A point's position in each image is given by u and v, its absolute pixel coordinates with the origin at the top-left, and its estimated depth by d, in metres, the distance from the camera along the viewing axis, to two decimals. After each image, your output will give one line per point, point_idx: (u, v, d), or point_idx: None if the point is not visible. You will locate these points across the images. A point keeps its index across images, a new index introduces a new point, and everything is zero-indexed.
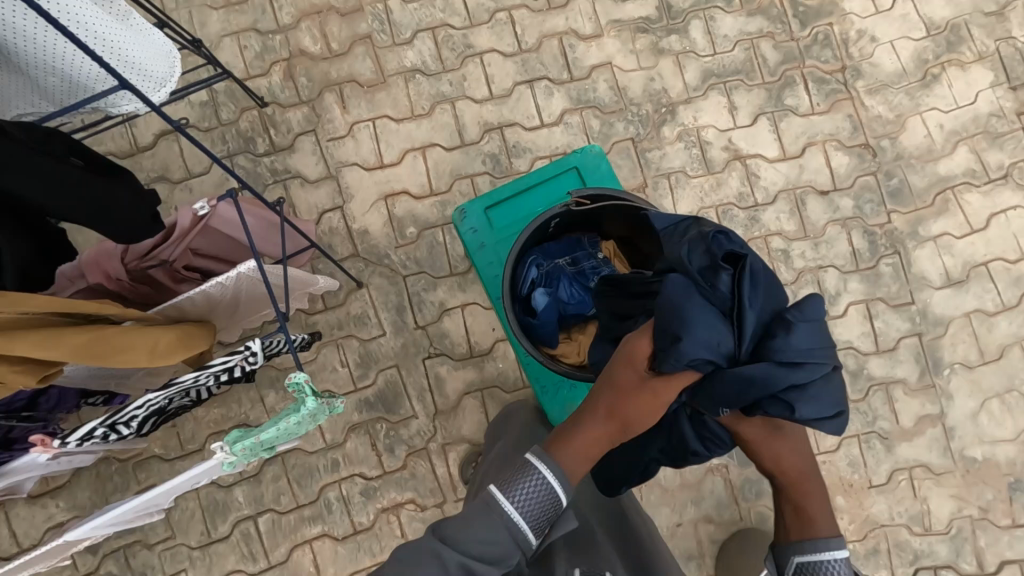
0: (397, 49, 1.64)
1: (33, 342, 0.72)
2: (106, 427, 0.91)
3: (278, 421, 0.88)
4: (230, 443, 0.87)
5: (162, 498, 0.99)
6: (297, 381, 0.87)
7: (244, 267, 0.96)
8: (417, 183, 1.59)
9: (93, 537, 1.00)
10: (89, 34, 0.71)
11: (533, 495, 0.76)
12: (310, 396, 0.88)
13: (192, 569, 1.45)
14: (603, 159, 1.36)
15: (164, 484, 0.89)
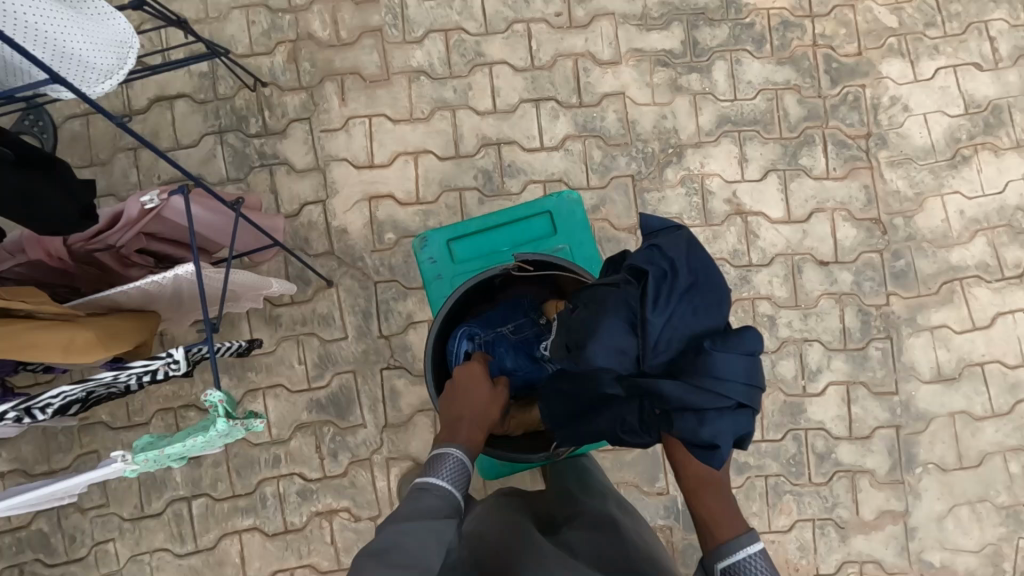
0: (407, 46, 1.58)
1: None
2: (18, 411, 0.89)
3: (189, 437, 0.85)
4: (133, 453, 0.84)
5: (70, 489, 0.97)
6: (211, 400, 0.84)
7: (181, 270, 0.94)
8: (404, 188, 1.55)
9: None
10: (16, 25, 0.66)
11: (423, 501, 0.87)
12: (223, 417, 0.85)
13: (121, 540, 1.45)
14: (578, 207, 1.33)
15: (66, 481, 0.87)
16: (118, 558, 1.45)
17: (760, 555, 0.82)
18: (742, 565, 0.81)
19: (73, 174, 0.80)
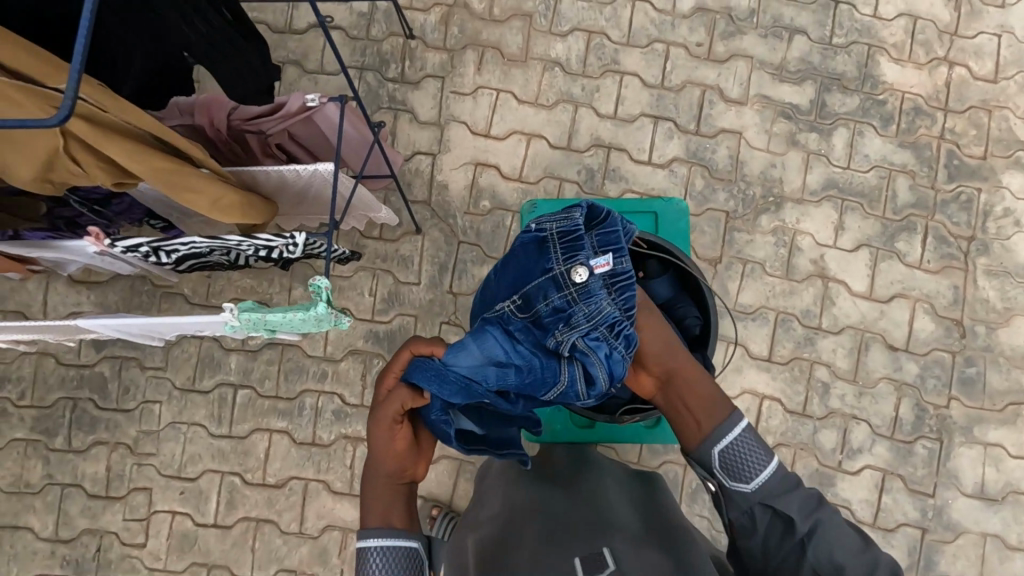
0: (550, 37, 1.67)
1: (121, 148, 0.78)
2: (150, 248, 1.00)
3: (287, 312, 0.93)
4: (240, 310, 0.92)
5: (167, 330, 1.07)
6: (316, 285, 0.92)
7: (322, 167, 1.02)
8: (510, 164, 1.63)
9: (100, 334, 1.09)
10: None
11: (385, 553, 0.90)
12: (322, 303, 0.92)
13: (166, 404, 1.56)
14: (683, 217, 1.53)
15: (173, 319, 0.96)
16: (159, 420, 1.55)
17: (747, 431, 0.92)
18: (735, 445, 0.91)
19: (270, 61, 1.00)
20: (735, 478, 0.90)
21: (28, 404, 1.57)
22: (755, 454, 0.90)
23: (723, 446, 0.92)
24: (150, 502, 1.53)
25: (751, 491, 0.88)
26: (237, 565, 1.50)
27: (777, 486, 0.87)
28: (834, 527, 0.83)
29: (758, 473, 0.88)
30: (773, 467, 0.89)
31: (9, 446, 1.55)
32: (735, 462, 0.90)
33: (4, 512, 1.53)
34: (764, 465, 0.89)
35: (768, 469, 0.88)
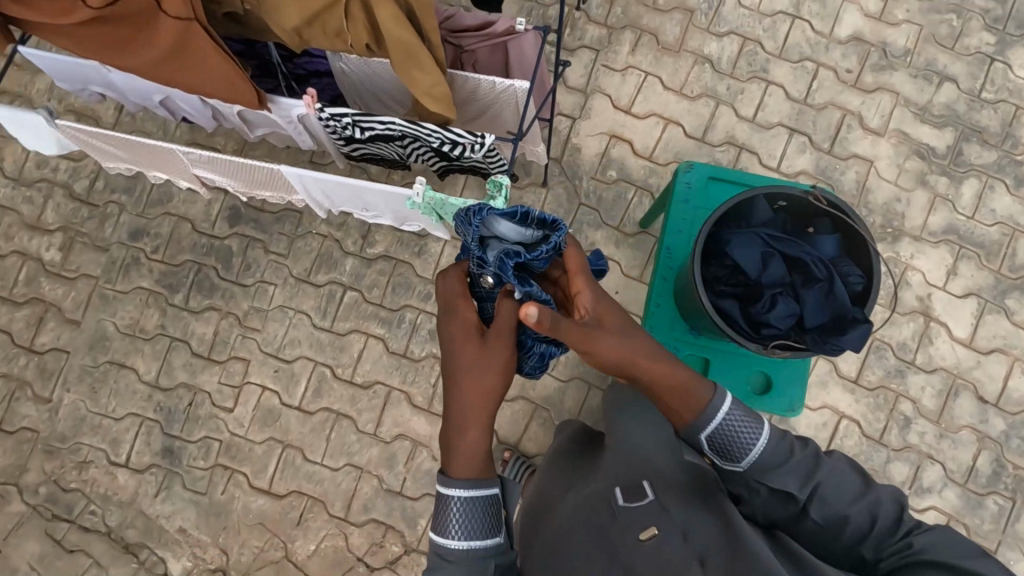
0: (707, 35, 1.74)
1: (389, 13, 0.89)
2: (352, 121, 1.09)
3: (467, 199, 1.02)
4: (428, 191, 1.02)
5: (339, 199, 1.17)
6: (501, 181, 1.01)
7: (517, 83, 1.09)
8: (644, 142, 1.70)
9: (276, 191, 1.20)
10: None
11: (467, 515, 0.84)
12: (501, 199, 1.02)
13: (280, 288, 1.67)
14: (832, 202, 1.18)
15: (365, 185, 1.07)
16: (270, 301, 1.66)
17: (734, 409, 0.92)
18: (725, 425, 0.90)
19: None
20: (730, 457, 0.90)
21: (159, 259, 1.69)
22: (745, 427, 0.89)
23: (715, 431, 0.91)
24: (245, 373, 1.63)
25: (744, 470, 0.88)
26: (311, 449, 1.58)
27: (772, 453, 0.87)
28: (832, 475, 0.83)
29: (751, 448, 0.88)
30: (765, 439, 0.88)
31: (134, 292, 1.68)
32: (729, 441, 0.90)
33: (116, 350, 1.65)
34: (756, 440, 0.88)
35: (761, 444, 0.88)
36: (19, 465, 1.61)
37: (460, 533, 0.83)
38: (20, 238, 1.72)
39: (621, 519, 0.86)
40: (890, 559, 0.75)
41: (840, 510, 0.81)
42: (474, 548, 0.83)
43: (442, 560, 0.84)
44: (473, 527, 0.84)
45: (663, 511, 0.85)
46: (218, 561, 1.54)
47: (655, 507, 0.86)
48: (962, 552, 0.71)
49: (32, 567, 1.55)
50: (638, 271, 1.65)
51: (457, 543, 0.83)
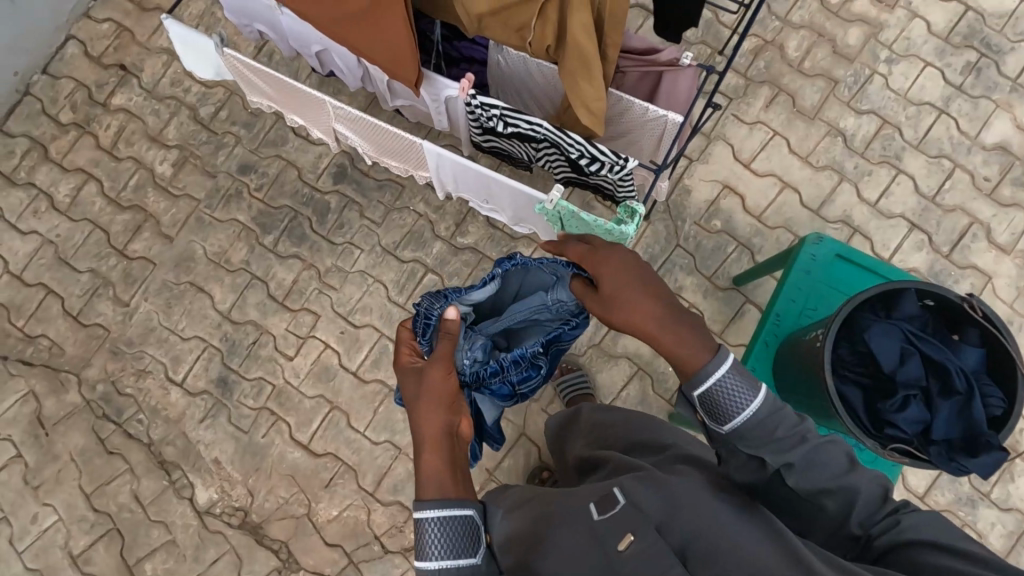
0: (846, 109, 1.69)
1: (582, 21, 0.87)
2: (500, 113, 1.10)
3: (597, 218, 1.01)
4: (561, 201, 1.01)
5: (465, 185, 1.18)
6: (637, 208, 1.00)
7: (672, 115, 1.06)
8: (757, 200, 1.66)
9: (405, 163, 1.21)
10: None
11: (441, 536, 0.74)
12: (632, 225, 1.00)
13: (365, 254, 1.68)
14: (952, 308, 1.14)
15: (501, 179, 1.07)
16: (354, 263, 1.67)
17: (729, 371, 0.77)
18: (716, 389, 0.77)
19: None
20: (715, 420, 0.78)
21: (259, 197, 1.73)
22: (738, 392, 0.77)
23: (705, 391, 0.78)
24: (313, 326, 1.64)
25: (727, 432, 0.78)
26: (357, 417, 1.58)
27: (762, 418, 0.75)
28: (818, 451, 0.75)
29: (739, 413, 0.76)
30: (757, 404, 0.75)
31: (229, 223, 1.72)
32: (717, 403, 0.77)
33: (198, 273, 1.70)
34: (749, 401, 0.76)
35: (753, 406, 0.75)
36: (84, 359, 1.66)
37: (438, 553, 0.73)
38: (138, 146, 1.79)
39: (595, 527, 0.75)
40: (882, 536, 0.71)
41: (818, 484, 0.74)
42: (462, 565, 0.73)
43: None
44: (451, 544, 0.74)
45: (638, 512, 0.75)
46: (243, 501, 1.56)
47: (625, 509, 0.76)
48: (952, 534, 0.69)
49: (72, 458, 1.60)
50: (720, 326, 1.60)
51: (436, 565, 0.72)
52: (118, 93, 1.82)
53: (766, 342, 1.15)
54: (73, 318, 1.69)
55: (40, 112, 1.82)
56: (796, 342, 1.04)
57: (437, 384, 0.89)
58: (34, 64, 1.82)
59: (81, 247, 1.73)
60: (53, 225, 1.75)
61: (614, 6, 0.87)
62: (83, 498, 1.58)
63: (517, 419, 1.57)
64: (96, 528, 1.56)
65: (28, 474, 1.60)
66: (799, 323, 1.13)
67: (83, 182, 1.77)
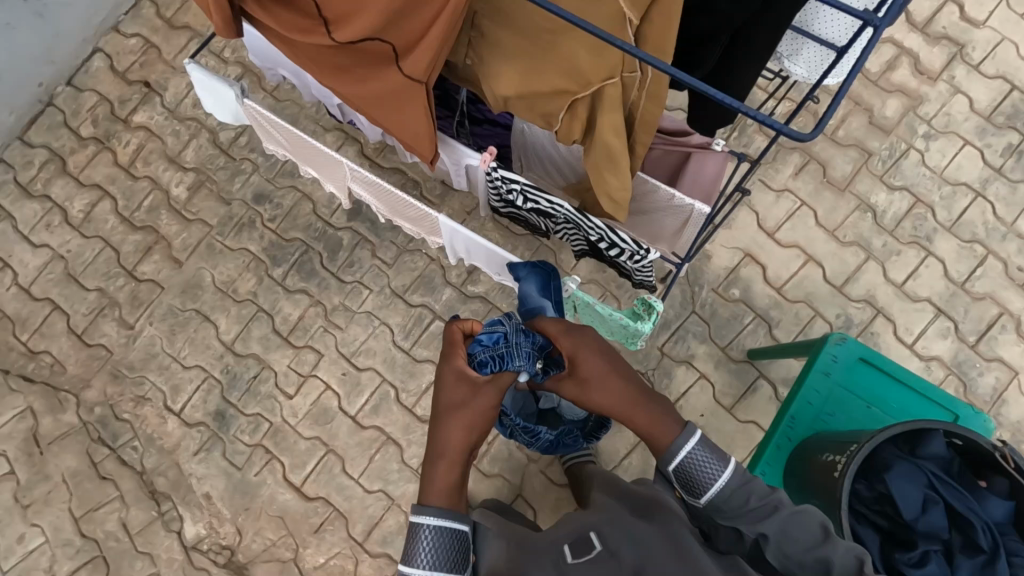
0: (878, 183, 1.64)
1: (612, 123, 0.84)
2: (521, 189, 1.07)
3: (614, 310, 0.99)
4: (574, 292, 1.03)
5: (478, 255, 1.17)
6: (656, 305, 0.97)
7: (698, 206, 1.02)
8: (778, 271, 1.61)
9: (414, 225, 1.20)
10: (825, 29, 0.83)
11: (431, 545, 0.88)
12: (650, 321, 0.98)
13: (374, 295, 1.65)
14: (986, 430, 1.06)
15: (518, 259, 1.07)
16: (361, 304, 1.65)
17: (699, 445, 0.86)
18: (687, 463, 0.86)
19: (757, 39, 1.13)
20: (693, 495, 0.87)
21: (272, 228, 1.71)
22: (710, 464, 0.85)
23: (677, 466, 0.87)
24: (315, 365, 1.62)
25: (705, 505, 0.86)
26: (352, 463, 1.56)
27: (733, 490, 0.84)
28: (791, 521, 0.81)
29: (712, 485, 0.85)
30: (728, 476, 0.85)
31: (239, 252, 1.70)
32: (691, 479, 0.86)
33: (205, 301, 1.68)
34: (717, 476, 0.85)
35: (722, 480, 0.85)
36: (84, 379, 1.65)
37: (427, 561, 0.87)
38: (156, 166, 1.78)
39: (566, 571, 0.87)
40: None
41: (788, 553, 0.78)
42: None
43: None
44: (440, 555, 0.88)
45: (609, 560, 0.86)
46: (230, 540, 1.54)
47: (598, 557, 0.87)
48: None
49: (64, 480, 1.59)
50: (731, 400, 1.55)
51: (424, 572, 0.87)
52: (139, 110, 1.81)
53: (779, 445, 1.10)
54: (77, 337, 1.68)
55: (61, 124, 1.81)
56: (809, 460, 1.00)
57: (465, 398, 0.92)
58: (59, 75, 1.82)
59: (91, 265, 1.72)
60: (65, 240, 1.74)
61: (646, 110, 0.82)
62: (71, 522, 1.57)
63: (514, 479, 1.52)
64: (82, 554, 1.55)
65: (19, 492, 1.59)
66: (814, 427, 1.09)
67: (98, 198, 1.76)
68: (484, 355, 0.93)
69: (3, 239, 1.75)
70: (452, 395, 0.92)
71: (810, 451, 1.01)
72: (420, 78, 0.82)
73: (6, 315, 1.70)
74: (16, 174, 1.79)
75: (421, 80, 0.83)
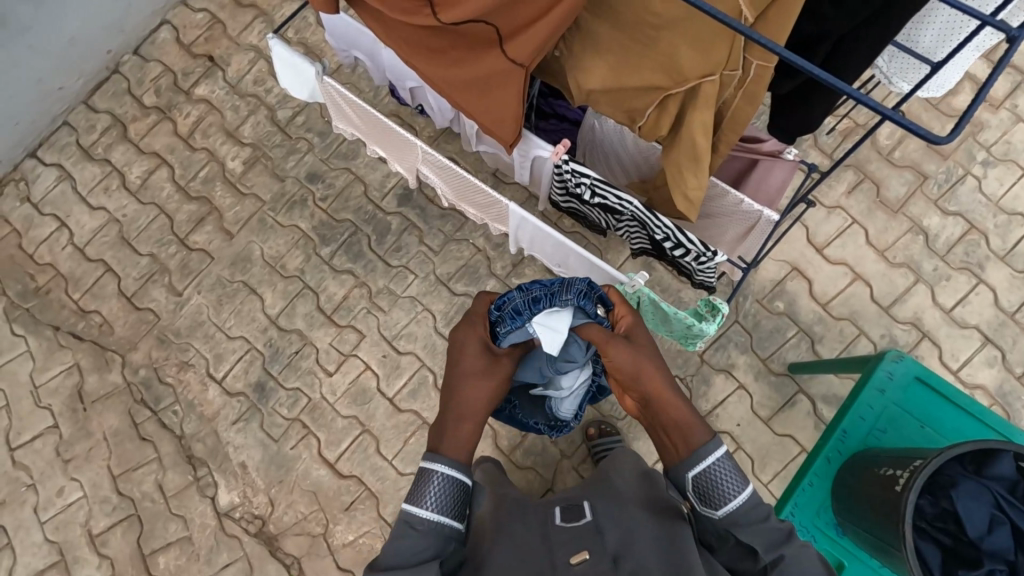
0: (932, 207, 1.63)
1: (703, 121, 0.86)
2: (590, 184, 1.08)
3: (679, 311, 1.02)
4: (641, 287, 1.04)
5: (545, 246, 1.21)
6: (721, 307, 0.99)
7: (767, 213, 1.02)
8: (825, 287, 1.60)
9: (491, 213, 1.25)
10: (924, 39, 0.87)
11: (439, 491, 0.87)
12: (715, 322, 1.01)
13: (418, 281, 1.66)
14: None
15: (587, 253, 1.10)
16: (405, 288, 1.66)
17: (723, 457, 0.87)
18: (708, 471, 0.86)
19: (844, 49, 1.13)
20: (709, 507, 0.86)
21: (323, 207, 1.73)
22: (729, 480, 0.85)
23: (698, 473, 0.87)
24: (356, 345, 1.64)
25: (719, 518, 0.85)
26: (386, 445, 1.57)
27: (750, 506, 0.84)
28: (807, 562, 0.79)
29: (729, 500, 0.84)
30: (746, 496, 0.84)
31: (290, 229, 1.73)
32: (707, 489, 0.86)
33: (253, 275, 1.71)
34: (737, 493, 0.84)
35: (739, 499, 0.84)
36: (131, 341, 1.69)
37: (435, 505, 0.85)
38: (214, 139, 1.81)
39: (552, 541, 0.93)
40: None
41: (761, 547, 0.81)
42: (446, 524, 0.85)
43: (420, 535, 0.83)
44: (447, 503, 0.87)
45: (593, 534, 0.91)
46: (263, 510, 1.56)
47: (585, 531, 0.93)
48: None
49: (105, 438, 1.63)
50: (768, 412, 1.55)
51: (430, 515, 0.85)
52: (202, 83, 1.84)
53: (829, 457, 1.10)
54: (127, 300, 1.72)
55: (125, 92, 1.85)
56: (862, 473, 0.99)
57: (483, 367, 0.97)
58: (126, 44, 1.86)
59: (144, 231, 1.76)
60: (121, 205, 1.78)
61: (739, 108, 0.85)
62: (110, 480, 1.61)
63: (547, 473, 1.53)
64: (118, 512, 1.59)
65: (61, 446, 1.63)
66: (865, 443, 1.08)
67: (155, 166, 1.80)
68: (541, 292, 0.99)
69: (63, 200, 1.80)
70: (473, 361, 0.97)
71: (864, 463, 1.00)
72: (524, 59, 0.85)
73: (60, 273, 1.75)
74: (79, 137, 1.84)
75: (523, 64, 0.87)
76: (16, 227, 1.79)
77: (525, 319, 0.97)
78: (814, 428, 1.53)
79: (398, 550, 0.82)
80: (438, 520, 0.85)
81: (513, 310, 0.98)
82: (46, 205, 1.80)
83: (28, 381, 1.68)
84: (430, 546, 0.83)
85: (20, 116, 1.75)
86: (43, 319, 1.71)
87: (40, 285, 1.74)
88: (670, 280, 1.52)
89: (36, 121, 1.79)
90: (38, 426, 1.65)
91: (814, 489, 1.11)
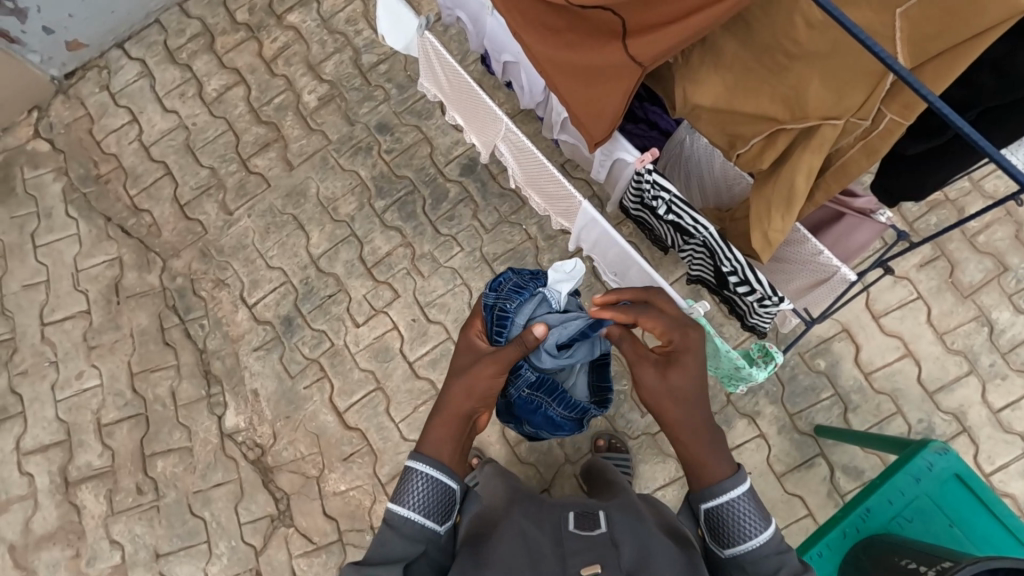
0: (1005, 301, 1.54)
1: (809, 163, 0.82)
2: (667, 200, 1.03)
3: (733, 351, 0.98)
4: (701, 318, 1.00)
5: (604, 249, 1.18)
6: (776, 356, 0.96)
7: (845, 270, 0.97)
8: (873, 356, 1.54)
9: (557, 204, 1.22)
10: None
11: (424, 489, 0.89)
12: (764, 369, 0.98)
13: (464, 255, 1.64)
14: None
15: (648, 267, 1.07)
16: (448, 258, 1.64)
17: (745, 497, 0.87)
18: (728, 508, 0.86)
19: None
20: (720, 542, 0.87)
21: (386, 159, 1.72)
22: (749, 520, 0.85)
23: (717, 510, 0.87)
24: (389, 303, 1.63)
25: (727, 556, 0.87)
26: (396, 407, 1.57)
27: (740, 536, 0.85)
28: None
29: (745, 541, 0.85)
30: (762, 539, 0.84)
31: (349, 174, 1.72)
32: (726, 525, 0.86)
33: (304, 211, 1.71)
34: (754, 534, 0.85)
35: (757, 540, 0.84)
36: (175, 248, 1.72)
37: (413, 503, 0.88)
38: (294, 69, 1.80)
39: (565, 546, 0.88)
40: None
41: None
42: (426, 524, 0.88)
43: (396, 532, 0.86)
44: (428, 502, 0.89)
45: (608, 546, 0.87)
46: (264, 440, 1.58)
47: (600, 542, 0.88)
48: None
49: (132, 334, 1.67)
50: (783, 468, 1.50)
51: (411, 512, 0.87)
52: (295, 11, 1.84)
53: (845, 532, 1.06)
54: (180, 207, 1.74)
55: (219, 3, 1.86)
56: (879, 559, 0.96)
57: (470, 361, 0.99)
58: None
59: (210, 143, 1.78)
60: (192, 113, 1.80)
61: (853, 159, 0.80)
62: (127, 375, 1.64)
63: (546, 473, 1.51)
64: (129, 408, 1.62)
65: (90, 332, 1.67)
66: (887, 526, 1.04)
67: (233, 83, 1.81)
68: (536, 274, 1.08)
69: (140, 96, 1.82)
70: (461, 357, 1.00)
71: (884, 548, 0.97)
72: (644, 62, 0.83)
73: (122, 166, 1.78)
74: (167, 39, 1.85)
75: (641, 64, 0.84)
76: (90, 112, 1.82)
77: (530, 291, 1.03)
78: (826, 495, 1.48)
79: (379, 545, 0.86)
80: (420, 518, 0.88)
81: (514, 287, 1.04)
82: (122, 97, 1.82)
83: (72, 263, 1.71)
84: (404, 548, 0.86)
85: (116, 5, 1.77)
86: (97, 207, 1.75)
87: (101, 173, 1.78)
88: (716, 313, 1.48)
89: (130, 13, 1.81)
90: (71, 308, 1.69)
91: (826, 565, 1.05)
